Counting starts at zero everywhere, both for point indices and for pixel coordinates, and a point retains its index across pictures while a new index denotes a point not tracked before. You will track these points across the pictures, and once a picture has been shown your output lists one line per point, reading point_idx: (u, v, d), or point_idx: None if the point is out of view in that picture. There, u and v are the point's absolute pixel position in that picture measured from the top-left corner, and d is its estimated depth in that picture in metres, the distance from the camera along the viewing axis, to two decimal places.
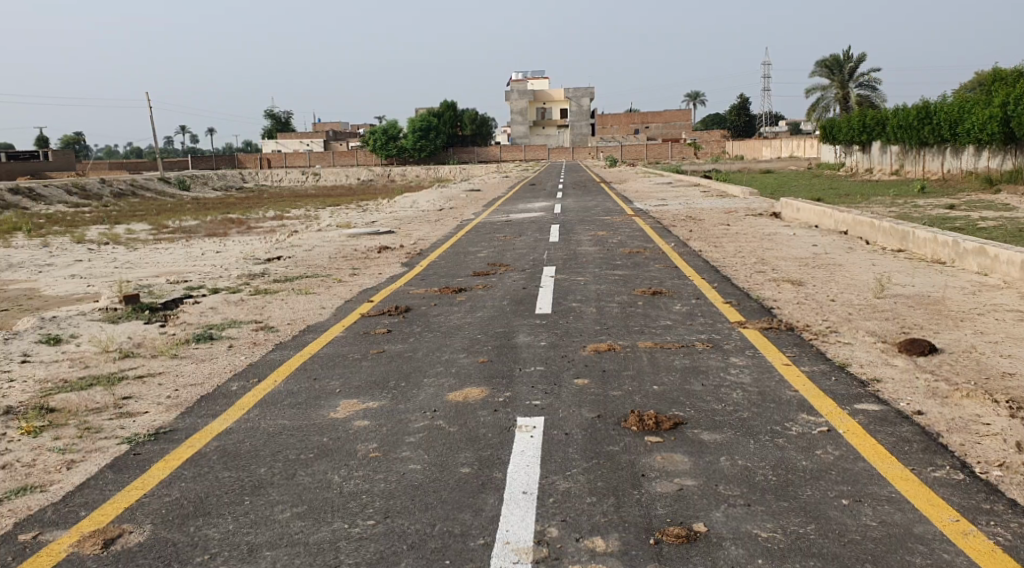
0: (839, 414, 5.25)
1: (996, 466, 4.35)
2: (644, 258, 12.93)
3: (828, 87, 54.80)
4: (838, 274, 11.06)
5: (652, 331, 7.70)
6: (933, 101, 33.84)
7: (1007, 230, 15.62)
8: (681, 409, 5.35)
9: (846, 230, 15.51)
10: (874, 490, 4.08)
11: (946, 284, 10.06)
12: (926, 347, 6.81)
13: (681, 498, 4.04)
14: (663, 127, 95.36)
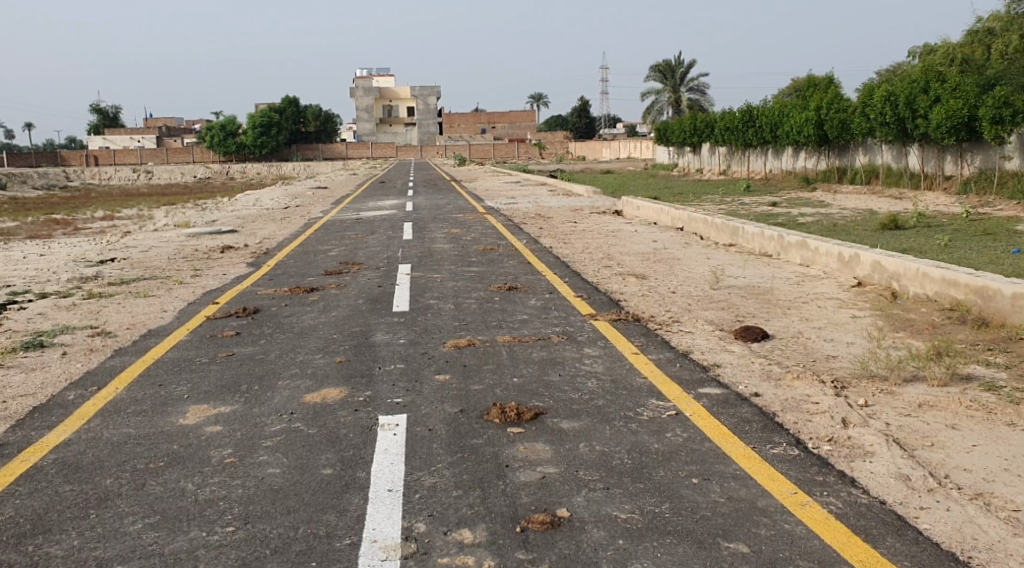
0: (685, 398, 5.55)
1: (826, 441, 4.73)
2: (497, 254, 13.11)
3: (663, 91, 57.39)
4: (677, 268, 11.64)
5: (509, 325, 7.85)
6: (756, 106, 36.09)
7: (823, 225, 16.90)
8: (541, 399, 5.49)
9: (682, 226, 16.31)
10: (721, 468, 4.34)
11: (774, 275, 10.80)
12: (759, 334, 7.32)
13: (544, 486, 4.15)
14: (509, 127, 96.82)
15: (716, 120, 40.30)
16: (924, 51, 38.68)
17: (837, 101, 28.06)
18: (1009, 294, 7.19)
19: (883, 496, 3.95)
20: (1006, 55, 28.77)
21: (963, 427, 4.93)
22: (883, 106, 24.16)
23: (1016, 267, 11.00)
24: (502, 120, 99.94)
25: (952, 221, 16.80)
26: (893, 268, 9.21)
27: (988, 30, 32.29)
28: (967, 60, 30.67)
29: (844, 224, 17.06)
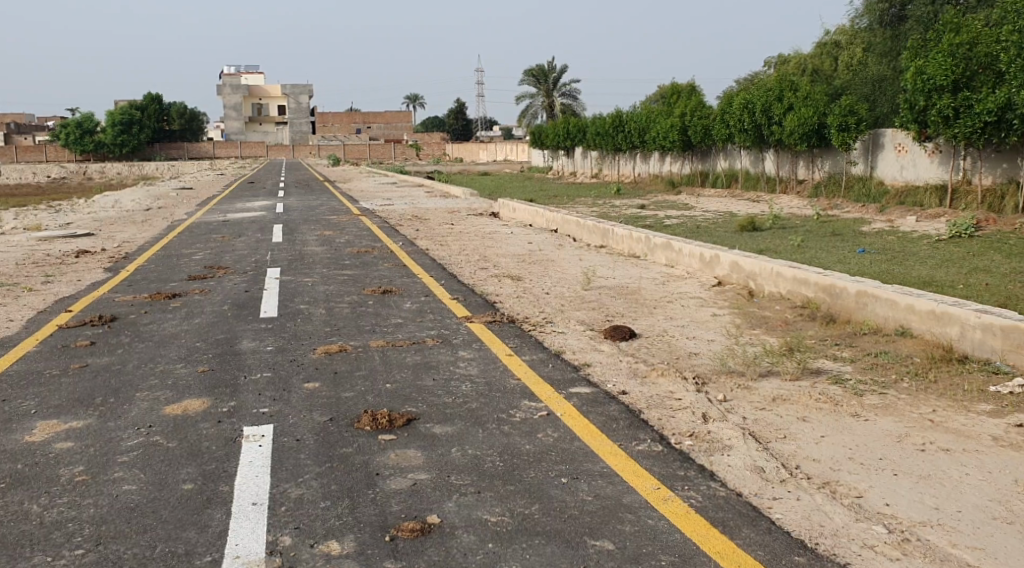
0: (556, 398, 5.64)
1: (688, 436, 4.91)
2: (372, 257, 12.94)
3: (537, 94, 58.16)
4: (551, 269, 11.83)
5: (382, 329, 7.77)
6: (625, 111, 37.17)
7: (688, 227, 17.57)
8: (414, 405, 5.45)
9: (555, 228, 16.59)
10: (589, 467, 4.43)
11: (641, 275, 11.14)
12: (627, 333, 7.52)
13: (415, 493, 4.12)
14: (384, 127, 95.87)
15: (587, 125, 41.25)
16: (779, 61, 40.84)
17: (700, 109, 29.20)
18: (853, 292, 7.66)
19: (739, 489, 4.13)
20: (851, 67, 30.75)
21: (813, 419, 5.22)
22: (742, 113, 25.34)
23: (859, 266, 11.77)
24: (377, 120, 98.91)
25: (805, 222, 17.81)
26: (750, 268, 9.67)
27: (834, 43, 34.41)
28: (817, 71, 32.57)
29: (707, 225, 17.83)
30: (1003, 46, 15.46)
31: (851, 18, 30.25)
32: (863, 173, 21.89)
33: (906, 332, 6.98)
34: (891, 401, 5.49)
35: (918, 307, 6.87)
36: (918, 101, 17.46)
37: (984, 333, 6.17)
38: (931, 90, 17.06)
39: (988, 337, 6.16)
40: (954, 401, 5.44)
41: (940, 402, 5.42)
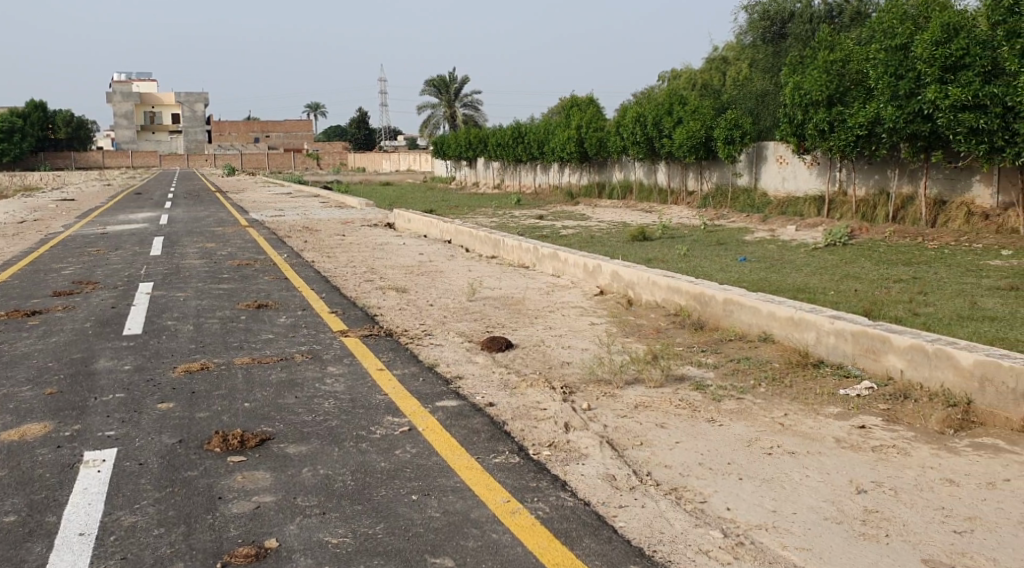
0: (420, 413, 5.56)
1: (546, 446, 4.92)
2: (253, 270, 12.59)
3: (438, 105, 57.74)
4: (437, 280, 11.76)
5: (251, 345, 7.53)
6: (524, 123, 37.46)
7: (581, 237, 17.81)
8: (270, 424, 5.29)
9: (448, 239, 16.56)
10: (441, 482, 4.37)
11: (527, 285, 11.20)
12: (503, 344, 7.51)
13: (256, 516, 3.97)
14: (283, 136, 94.04)
15: (488, 136, 41.54)
16: (672, 76, 41.74)
17: (595, 121, 29.75)
18: (722, 299, 7.86)
19: (588, 498, 4.15)
20: (737, 81, 31.91)
21: (670, 424, 5.31)
22: (634, 125, 25.87)
23: (739, 274, 12.10)
24: (275, 129, 96.84)
25: (693, 232, 18.28)
26: (630, 277, 9.83)
27: (722, 58, 35.67)
28: (707, 84, 33.44)
29: (599, 235, 18.14)
30: (871, 62, 16.17)
31: (736, 34, 31.28)
32: (748, 184, 22.68)
33: (768, 338, 7.17)
34: (746, 406, 5.62)
35: (778, 313, 7.06)
36: (796, 115, 18.17)
37: (837, 338, 6.36)
38: (807, 105, 17.78)
39: (840, 342, 6.35)
40: (806, 404, 5.61)
41: (793, 406, 5.58)
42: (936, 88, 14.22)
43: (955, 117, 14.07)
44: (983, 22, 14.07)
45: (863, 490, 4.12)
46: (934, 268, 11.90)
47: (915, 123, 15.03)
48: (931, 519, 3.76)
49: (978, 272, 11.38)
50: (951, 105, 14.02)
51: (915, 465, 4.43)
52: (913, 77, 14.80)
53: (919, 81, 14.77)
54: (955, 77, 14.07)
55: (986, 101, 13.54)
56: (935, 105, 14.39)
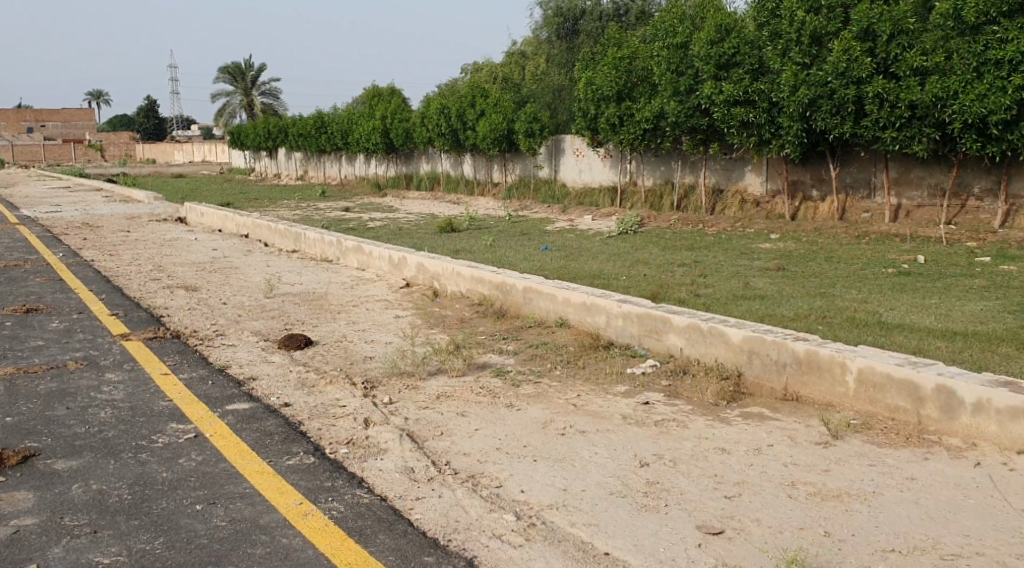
0: (209, 418, 5.27)
1: (344, 444, 4.81)
2: (21, 271, 11.45)
3: (234, 93, 55.17)
4: (233, 277, 11.22)
5: (15, 354, 6.83)
6: (326, 114, 36.58)
7: (388, 229, 17.62)
8: (35, 439, 4.81)
9: (246, 233, 15.84)
10: (228, 489, 4.15)
11: (330, 280, 10.92)
12: (301, 342, 7.26)
13: (14, 542, 3.60)
14: (61, 125, 86.48)
15: (289, 126, 40.23)
16: (473, 68, 42.28)
17: (399, 112, 29.54)
18: (521, 287, 8.02)
19: (384, 493, 4.09)
20: (536, 76, 32.77)
21: (469, 412, 5.35)
22: (438, 117, 25.91)
23: (540, 263, 12.41)
24: (51, 118, 88.83)
25: (497, 223, 18.57)
26: (433, 269, 9.82)
27: (521, 53, 36.48)
28: (507, 79, 34.09)
29: (406, 227, 18.03)
30: (655, 59, 17.05)
31: (533, 30, 32.11)
32: (548, 176, 23.35)
33: (564, 323, 7.39)
34: (542, 389, 5.77)
35: (571, 299, 7.30)
36: (589, 109, 18.83)
37: (624, 320, 6.66)
38: (599, 99, 18.46)
39: (627, 324, 6.65)
40: (598, 385, 5.83)
41: (584, 387, 5.79)
42: (712, 84, 15.27)
43: (728, 111, 15.13)
44: (751, 23, 15.21)
45: (647, 464, 4.33)
46: (714, 252, 12.74)
47: (694, 117, 16.16)
48: (705, 487, 4.01)
49: (751, 255, 12.31)
50: (725, 100, 15.06)
51: (692, 436, 4.71)
52: (692, 74, 15.80)
53: (697, 77, 15.81)
54: (728, 74, 15.13)
55: (755, 97, 14.67)
56: (711, 100, 15.46)
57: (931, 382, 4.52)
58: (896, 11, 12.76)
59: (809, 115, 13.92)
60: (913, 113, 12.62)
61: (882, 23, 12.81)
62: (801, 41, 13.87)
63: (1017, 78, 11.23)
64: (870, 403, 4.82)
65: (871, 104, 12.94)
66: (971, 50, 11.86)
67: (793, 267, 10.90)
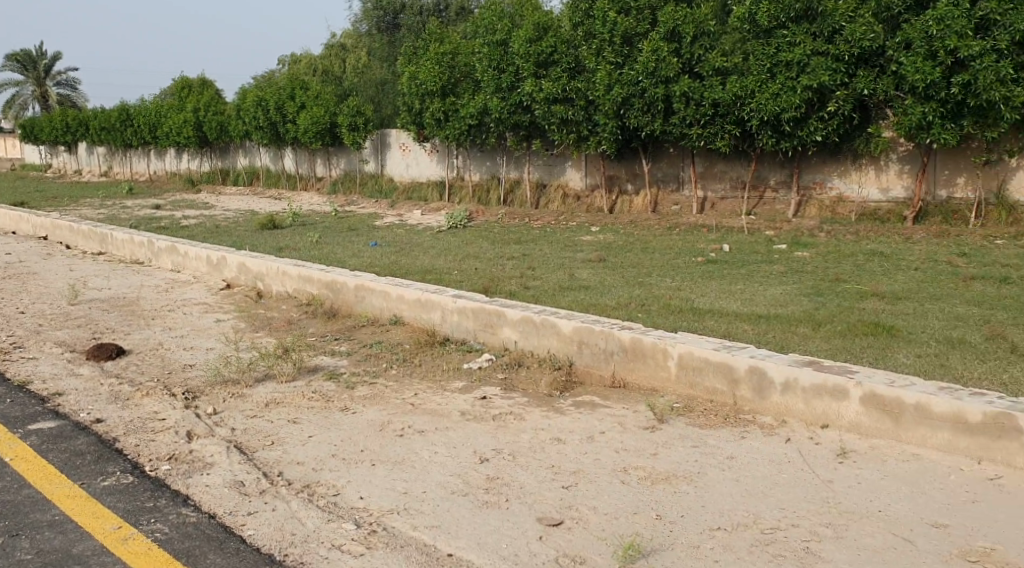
0: (8, 440, 4.80)
1: (166, 460, 4.52)
2: None
3: (24, 82, 50.59)
4: (29, 284, 10.28)
5: None
6: (131, 105, 34.27)
7: (205, 227, 16.76)
8: None
9: (44, 235, 14.56)
10: (34, 519, 3.79)
11: (142, 284, 10.23)
12: (113, 351, 6.74)
13: None
14: None
15: (89, 119, 37.38)
16: (292, 60, 41.03)
17: (213, 104, 28.14)
18: (352, 285, 7.85)
19: (213, 510, 3.88)
20: (357, 69, 32.21)
21: (302, 419, 5.17)
22: (256, 110, 24.90)
23: (369, 259, 12.21)
24: None
25: (322, 219, 18.10)
26: (257, 269, 9.42)
27: (341, 45, 35.75)
28: (327, 72, 33.29)
29: (225, 225, 17.22)
30: (477, 56, 17.11)
31: (352, 23, 31.54)
32: (373, 171, 23.07)
33: (399, 321, 7.30)
34: (378, 390, 5.68)
35: (405, 296, 7.23)
36: (413, 104, 18.69)
37: (460, 315, 6.68)
38: (423, 94, 18.34)
39: (462, 319, 6.67)
40: (433, 382, 5.81)
41: (420, 385, 5.75)
42: (532, 82, 15.51)
43: (548, 109, 15.47)
44: (566, 23, 15.62)
45: (485, 459, 4.35)
46: (539, 246, 13.03)
47: (516, 113, 16.41)
48: (542, 478, 4.08)
49: (574, 247, 12.68)
50: (545, 97, 15.38)
51: (528, 429, 4.78)
52: (513, 71, 15.99)
53: (518, 75, 16.04)
54: (547, 72, 15.43)
55: (573, 95, 15.12)
56: (532, 97, 15.69)
57: (744, 364, 4.81)
58: (698, 14, 13.61)
59: (623, 113, 14.53)
60: (715, 111, 13.51)
61: (686, 25, 13.54)
62: (613, 41, 14.42)
63: (804, 79, 12.17)
64: (691, 387, 5.08)
65: (679, 103, 13.66)
66: (764, 52, 12.64)
67: (614, 258, 11.33)
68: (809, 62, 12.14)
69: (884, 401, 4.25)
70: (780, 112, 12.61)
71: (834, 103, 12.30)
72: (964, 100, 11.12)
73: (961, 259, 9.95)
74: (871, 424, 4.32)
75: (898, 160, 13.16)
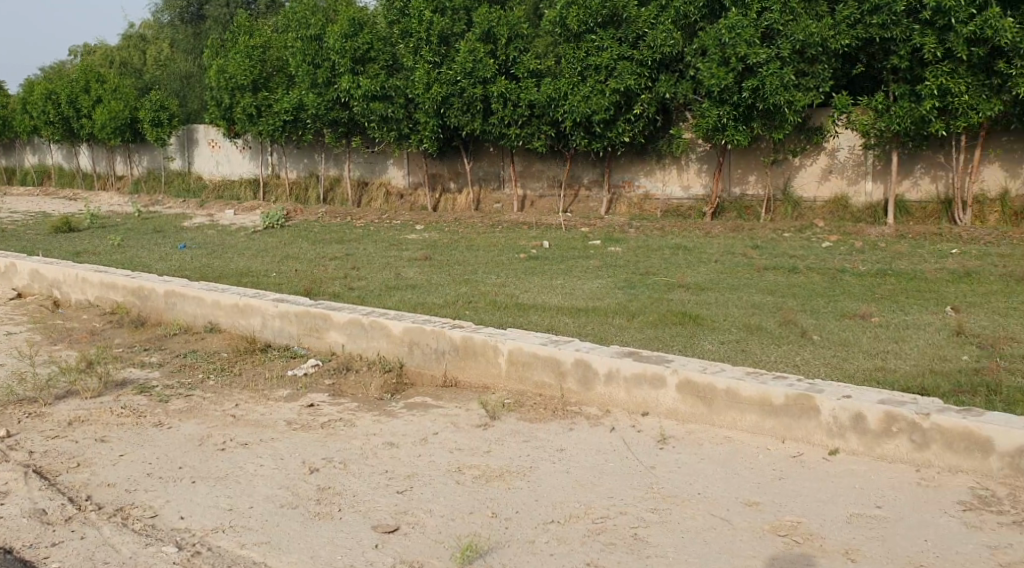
0: None
1: None
2: None
3: None
4: None
5: None
6: None
7: None
8: None
9: None
10: None
11: None
12: None
13: None
14: None
15: None
16: (84, 51, 38.06)
17: None
18: (163, 292, 7.38)
19: (11, 545, 3.53)
20: (159, 61, 30.37)
21: (112, 437, 4.80)
22: (45, 103, 22.89)
23: (180, 262, 11.54)
24: None
25: (125, 220, 16.91)
26: (52, 276, 8.65)
27: (140, 36, 33.56)
28: (125, 64, 31.15)
29: (12, 228, 15.72)
30: (290, 50, 16.52)
31: (153, 12, 29.70)
32: (181, 169, 21.86)
33: (215, 328, 6.94)
34: (196, 402, 5.37)
35: (222, 301, 6.88)
36: (223, 99, 17.82)
37: (281, 320, 6.45)
38: (233, 89, 17.52)
39: (285, 323, 6.44)
40: (256, 391, 5.57)
41: (242, 395, 5.50)
42: (349, 78, 15.16)
43: (367, 106, 15.23)
44: (381, 20, 15.40)
45: (315, 469, 4.23)
46: (362, 245, 12.82)
47: (334, 110, 16.00)
48: (375, 485, 4.01)
49: (398, 246, 12.57)
50: (363, 94, 15.11)
51: (359, 434, 4.69)
52: (329, 67, 15.58)
53: (334, 70, 15.65)
54: (364, 69, 15.19)
55: (391, 92, 14.98)
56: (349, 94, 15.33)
57: (569, 357, 4.95)
58: (512, 16, 13.88)
59: (443, 112, 14.56)
60: (531, 111, 13.85)
61: (500, 26, 13.80)
62: (429, 40, 14.40)
63: (613, 83, 12.70)
64: (520, 382, 5.17)
65: (496, 103, 13.87)
66: (575, 56, 13.02)
67: (439, 257, 11.33)
68: (616, 66, 12.68)
69: (699, 387, 4.51)
70: (591, 114, 13.09)
71: (640, 106, 12.95)
72: (754, 105, 11.98)
73: (757, 251, 10.74)
74: (688, 409, 4.57)
75: (698, 160, 14.04)
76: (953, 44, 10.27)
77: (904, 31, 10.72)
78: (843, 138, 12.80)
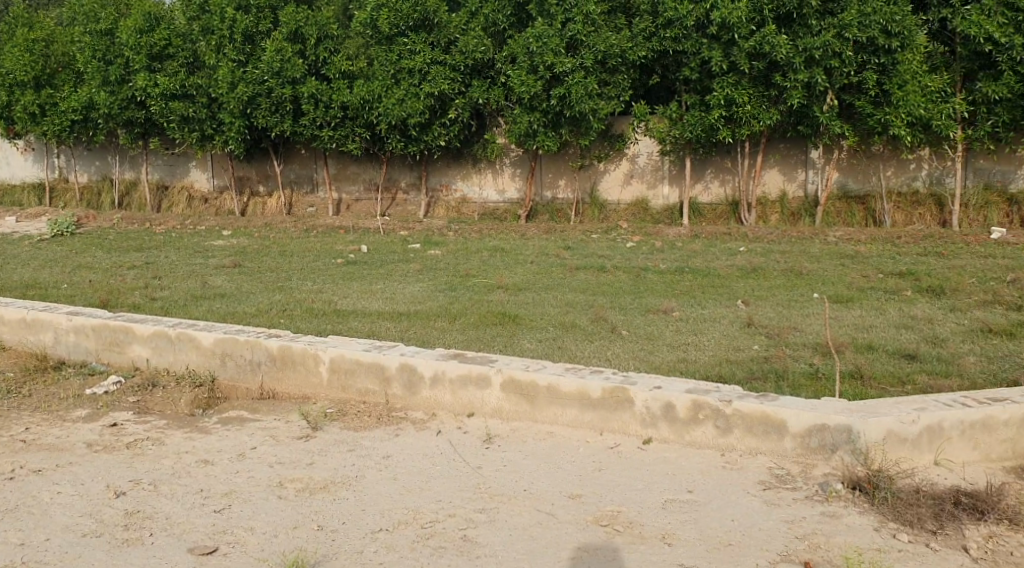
0: None
1: None
2: None
3: None
4: None
5: None
6: None
7: None
8: None
9: None
10: None
11: None
12: None
13: None
14: None
15: None
16: None
17: None
18: None
19: None
20: None
21: None
22: None
23: None
24: None
25: None
26: None
27: None
28: None
29: None
30: (77, 44, 15.30)
31: None
32: None
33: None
34: None
35: (6, 317, 6.27)
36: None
37: (77, 334, 5.96)
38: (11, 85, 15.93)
39: (81, 338, 5.97)
40: (49, 413, 5.11)
41: (33, 418, 5.02)
42: (145, 76, 14.23)
43: (166, 105, 14.36)
44: (179, 15, 14.53)
45: (121, 493, 3.94)
46: (164, 252, 12.07)
47: (129, 109, 14.89)
48: (189, 505, 3.79)
49: (204, 253, 11.94)
50: (161, 93, 14.21)
51: (170, 453, 4.41)
52: (122, 63, 14.50)
53: (128, 67, 14.60)
54: (162, 66, 14.31)
55: (193, 91, 14.21)
56: (145, 92, 14.37)
57: (393, 362, 4.91)
58: (320, 17, 13.49)
59: (250, 112, 14.03)
60: (344, 113, 13.65)
61: (309, 26, 13.39)
62: (233, 38, 13.82)
63: (426, 87, 12.72)
64: (342, 390, 5.06)
65: (307, 104, 13.54)
66: (387, 57, 12.88)
67: (250, 263, 10.88)
68: (429, 70, 12.69)
69: (522, 386, 4.61)
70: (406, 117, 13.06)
71: (454, 110, 13.08)
72: (561, 112, 12.42)
73: (568, 252, 11.12)
74: (511, 408, 4.66)
75: (511, 164, 14.37)
76: (736, 58, 11.14)
77: (693, 45, 11.48)
78: (643, 144, 13.53)
